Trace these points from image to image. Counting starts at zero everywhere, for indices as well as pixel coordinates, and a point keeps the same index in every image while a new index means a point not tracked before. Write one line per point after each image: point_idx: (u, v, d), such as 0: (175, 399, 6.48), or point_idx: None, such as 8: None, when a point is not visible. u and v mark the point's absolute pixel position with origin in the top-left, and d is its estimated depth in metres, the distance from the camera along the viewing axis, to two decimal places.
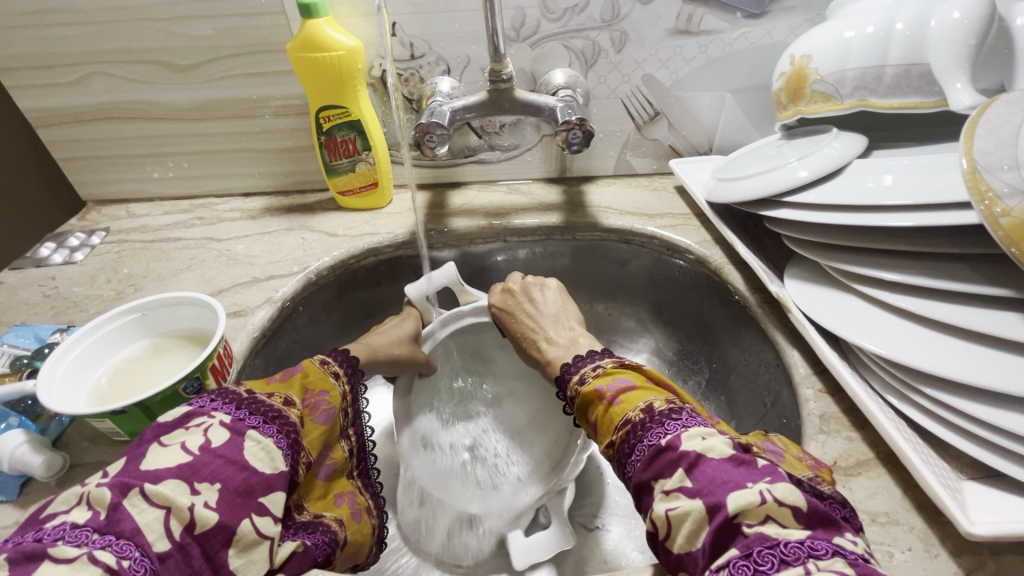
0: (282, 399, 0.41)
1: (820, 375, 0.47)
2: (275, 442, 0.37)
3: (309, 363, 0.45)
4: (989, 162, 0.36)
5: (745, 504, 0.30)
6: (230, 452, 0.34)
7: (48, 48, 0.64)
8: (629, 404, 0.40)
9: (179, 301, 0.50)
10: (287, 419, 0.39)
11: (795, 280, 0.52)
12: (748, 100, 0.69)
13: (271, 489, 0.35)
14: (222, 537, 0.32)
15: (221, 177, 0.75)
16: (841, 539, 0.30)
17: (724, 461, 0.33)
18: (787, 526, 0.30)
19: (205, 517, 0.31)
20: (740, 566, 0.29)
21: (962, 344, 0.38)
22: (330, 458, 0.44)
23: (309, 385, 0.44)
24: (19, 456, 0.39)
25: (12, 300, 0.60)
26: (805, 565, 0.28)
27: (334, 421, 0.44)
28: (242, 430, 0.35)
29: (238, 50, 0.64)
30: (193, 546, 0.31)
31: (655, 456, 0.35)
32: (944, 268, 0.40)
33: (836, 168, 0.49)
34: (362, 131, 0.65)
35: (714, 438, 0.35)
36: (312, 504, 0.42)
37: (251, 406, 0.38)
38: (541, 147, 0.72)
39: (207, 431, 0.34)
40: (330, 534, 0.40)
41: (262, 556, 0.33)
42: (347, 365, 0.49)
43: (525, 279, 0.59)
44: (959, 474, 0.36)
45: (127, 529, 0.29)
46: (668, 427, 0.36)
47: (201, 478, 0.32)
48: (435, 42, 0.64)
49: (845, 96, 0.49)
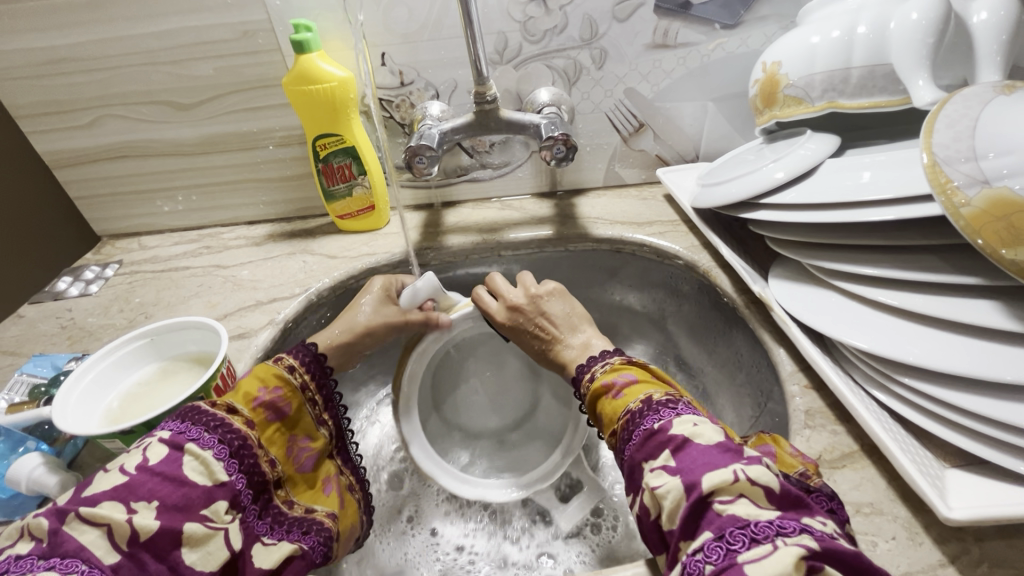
0: (227, 407, 0.43)
1: (806, 371, 0.47)
2: (215, 453, 0.39)
3: (257, 365, 0.47)
4: (948, 154, 0.37)
5: (719, 481, 0.31)
6: (170, 468, 0.37)
7: (61, 95, 0.68)
8: (631, 396, 0.41)
9: (184, 326, 0.53)
10: (231, 427, 0.41)
11: (779, 280, 0.53)
12: (730, 107, 0.71)
13: (210, 501, 0.38)
14: (169, 538, 0.35)
15: (227, 208, 0.79)
16: (811, 520, 0.30)
17: (711, 445, 0.34)
18: (760, 506, 0.30)
19: (146, 525, 0.34)
20: (714, 547, 0.29)
21: (940, 334, 0.39)
22: (310, 449, 0.49)
23: (264, 383, 0.46)
24: (35, 477, 0.42)
25: (31, 332, 0.63)
26: (774, 541, 0.28)
27: (290, 415, 0.47)
28: (182, 443, 0.38)
29: (237, 86, 0.68)
30: (142, 554, 0.34)
31: (647, 438, 0.36)
32: (916, 260, 0.41)
33: (810, 168, 0.50)
34: (357, 156, 0.68)
35: (705, 425, 0.35)
36: (300, 496, 0.47)
37: (195, 416, 0.41)
38: (531, 163, 0.74)
39: (145, 450, 0.38)
40: (324, 532, 0.44)
41: (218, 546, 0.37)
42: (314, 366, 0.50)
43: (527, 289, 0.54)
44: (943, 462, 0.37)
45: (70, 548, 0.32)
46: (662, 413, 0.37)
47: (138, 497, 0.35)
48: (423, 69, 0.67)
49: (816, 99, 0.51)
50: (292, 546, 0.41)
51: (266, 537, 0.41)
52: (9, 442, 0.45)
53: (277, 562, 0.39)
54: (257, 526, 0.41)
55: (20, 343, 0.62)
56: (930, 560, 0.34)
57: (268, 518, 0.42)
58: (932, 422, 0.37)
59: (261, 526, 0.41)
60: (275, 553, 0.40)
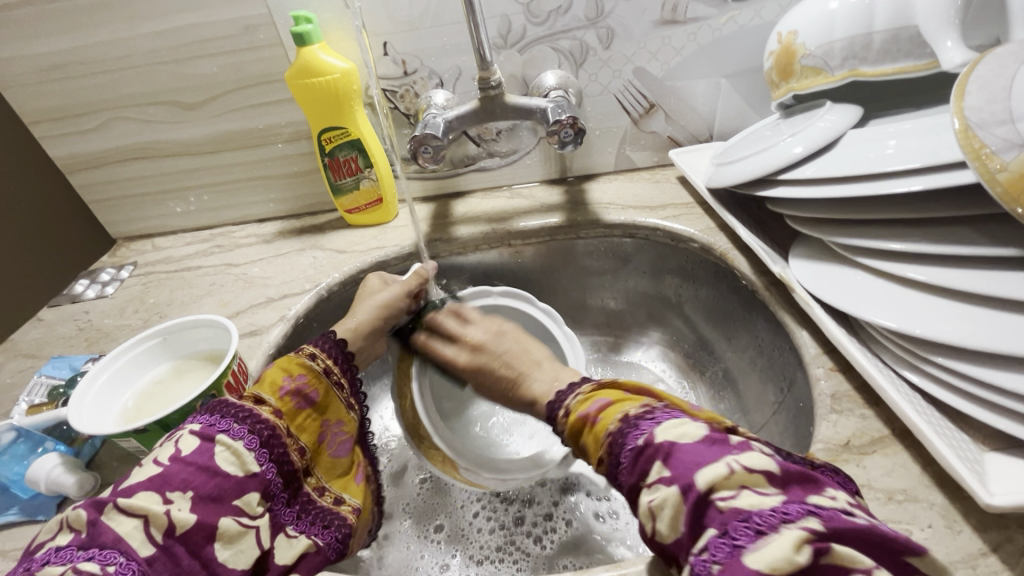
0: (253, 399, 0.43)
1: (831, 354, 0.45)
2: (245, 444, 0.39)
3: (280, 356, 0.48)
4: (981, 118, 0.34)
5: (714, 476, 0.30)
6: (201, 458, 0.37)
7: (70, 100, 0.68)
8: (609, 417, 0.38)
9: (195, 324, 0.53)
10: (260, 418, 0.41)
11: (799, 259, 0.51)
12: (744, 83, 0.68)
13: (243, 492, 0.38)
14: (203, 533, 0.35)
15: (236, 206, 0.79)
16: (818, 498, 0.30)
17: (699, 442, 0.33)
18: (763, 494, 0.30)
19: (182, 518, 0.34)
20: (719, 545, 0.28)
21: (973, 310, 0.36)
22: (343, 436, 0.49)
23: (289, 371, 0.46)
24: (54, 477, 0.42)
25: (50, 335, 0.64)
26: (777, 529, 0.27)
27: (319, 400, 0.47)
28: (212, 435, 0.38)
29: (241, 83, 0.67)
30: (177, 547, 0.34)
31: (636, 456, 0.34)
32: (948, 232, 0.38)
33: (831, 140, 0.48)
34: (363, 149, 0.67)
35: (687, 426, 0.34)
36: (332, 483, 0.47)
37: (223, 408, 0.40)
38: (539, 150, 0.73)
39: (178, 441, 0.38)
40: (345, 528, 0.44)
41: (250, 546, 0.37)
42: (336, 351, 0.51)
43: (488, 328, 0.56)
44: (981, 446, 0.35)
45: (108, 539, 0.32)
46: (642, 428, 0.35)
47: (173, 487, 0.35)
48: (426, 57, 0.66)
49: (836, 68, 0.48)
50: (308, 541, 0.41)
51: (291, 527, 0.41)
52: (29, 443, 0.46)
53: (296, 555, 0.39)
54: (283, 515, 0.41)
55: (40, 346, 0.63)
56: (971, 549, 0.32)
57: (296, 506, 0.42)
58: (967, 403, 0.35)
59: (288, 515, 0.41)
60: (294, 547, 0.40)
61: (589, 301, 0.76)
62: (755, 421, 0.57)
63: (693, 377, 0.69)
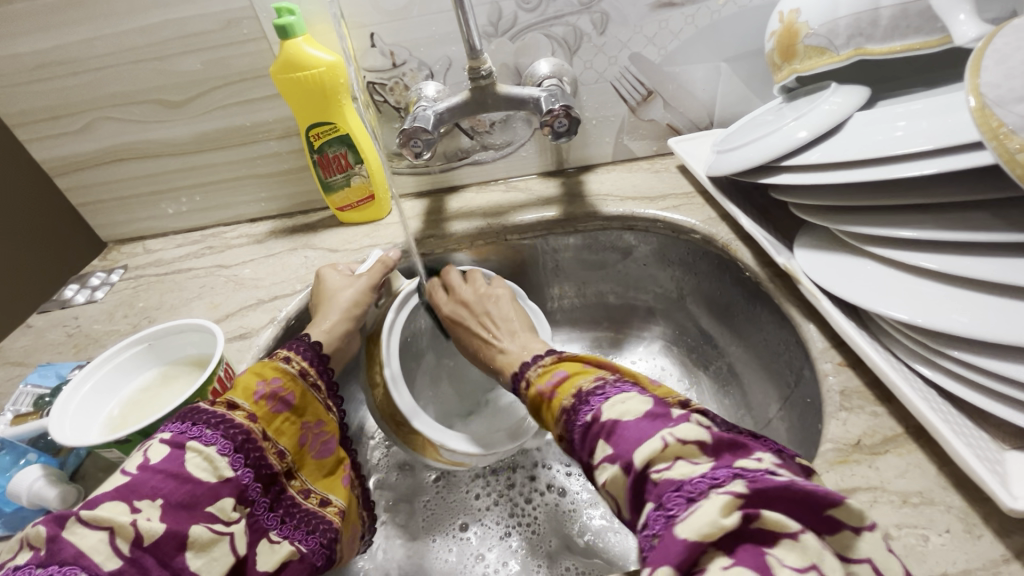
0: (227, 404, 0.41)
1: (840, 349, 0.43)
2: (218, 450, 0.38)
3: (255, 361, 0.46)
4: (999, 95, 0.32)
5: (649, 452, 0.31)
6: (172, 465, 0.36)
7: (54, 101, 0.67)
8: (565, 393, 0.40)
9: (181, 329, 0.51)
10: (234, 423, 0.40)
11: (804, 249, 0.49)
12: (745, 67, 0.66)
13: (217, 498, 0.37)
14: (175, 542, 0.33)
15: (227, 206, 0.77)
16: (745, 462, 0.30)
17: (641, 418, 0.33)
18: (696, 463, 0.30)
19: (151, 528, 0.33)
20: (657, 518, 0.28)
21: (991, 300, 0.34)
22: (326, 437, 0.48)
23: (262, 375, 0.44)
24: (36, 490, 0.41)
25: (39, 342, 0.63)
26: (706, 494, 0.27)
27: (297, 402, 0.46)
28: (183, 442, 0.37)
29: (226, 80, 0.66)
30: (145, 558, 0.32)
31: (584, 432, 0.35)
32: (963, 218, 0.36)
33: (837, 123, 0.46)
34: (353, 145, 0.65)
35: (632, 401, 0.34)
36: (316, 484, 0.46)
37: (192, 415, 0.39)
38: (534, 142, 0.71)
39: (147, 450, 0.36)
40: (330, 532, 0.43)
41: (225, 552, 0.36)
42: (311, 354, 0.49)
43: (477, 289, 0.59)
44: (1000, 444, 0.33)
45: (68, 555, 0.30)
46: (591, 403, 0.36)
47: (142, 496, 0.33)
48: (415, 48, 0.64)
49: (841, 47, 0.46)
50: (291, 549, 0.40)
51: (273, 533, 0.40)
52: (12, 455, 0.44)
53: (277, 563, 0.39)
54: (266, 520, 0.40)
55: (29, 353, 0.62)
56: (992, 555, 0.30)
57: (280, 509, 0.41)
58: (984, 398, 0.34)
59: (271, 520, 0.40)
60: (277, 554, 0.39)
61: (588, 295, 0.74)
62: (760, 417, 0.55)
63: (698, 373, 0.67)
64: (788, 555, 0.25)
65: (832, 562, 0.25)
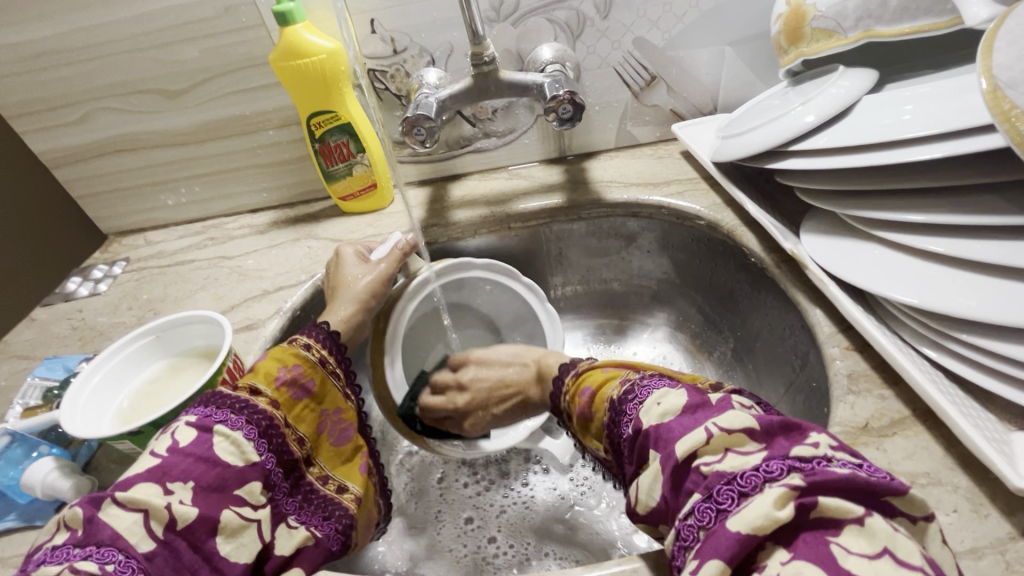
0: (249, 390, 0.42)
1: (846, 333, 0.44)
2: (245, 434, 0.38)
3: (274, 346, 0.46)
4: (1011, 77, 0.32)
5: (695, 443, 0.30)
6: (200, 450, 0.36)
7: (50, 91, 0.66)
8: (603, 406, 0.39)
9: (188, 321, 0.51)
10: (257, 408, 0.40)
11: (811, 235, 0.49)
12: (748, 51, 0.65)
13: (244, 482, 0.37)
14: (207, 527, 0.34)
15: (228, 197, 0.77)
16: (802, 450, 0.29)
17: (682, 413, 0.32)
18: (747, 453, 0.29)
19: (184, 512, 0.33)
20: (705, 510, 0.28)
21: (999, 283, 0.34)
22: (346, 424, 0.48)
23: (282, 362, 0.44)
24: (50, 481, 0.41)
25: (44, 334, 0.63)
26: (762, 490, 0.27)
27: (316, 390, 0.46)
28: (210, 427, 0.37)
29: (225, 68, 0.65)
30: (179, 541, 0.33)
31: (631, 444, 0.35)
32: (973, 201, 0.36)
33: (844, 108, 0.45)
34: (355, 133, 0.64)
35: (668, 400, 0.34)
36: (335, 470, 0.47)
37: (218, 400, 0.39)
38: (537, 129, 0.70)
39: (175, 434, 0.36)
40: (345, 519, 0.43)
41: (252, 538, 0.36)
42: (329, 342, 0.49)
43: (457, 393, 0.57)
44: (1007, 425, 0.34)
45: (105, 536, 0.31)
46: (628, 415, 0.36)
47: (173, 478, 0.34)
48: (416, 34, 0.63)
49: (848, 30, 0.46)
50: (307, 534, 0.40)
51: (292, 517, 0.40)
52: (24, 447, 0.44)
53: (294, 547, 0.38)
54: (285, 505, 0.40)
55: (35, 346, 0.62)
56: (999, 534, 0.31)
57: (298, 495, 0.42)
58: (990, 380, 0.34)
59: (289, 505, 0.40)
60: (293, 537, 0.39)
61: (592, 284, 0.74)
62: (765, 402, 0.56)
63: (701, 359, 0.67)
64: (854, 544, 0.25)
65: (906, 544, 0.25)
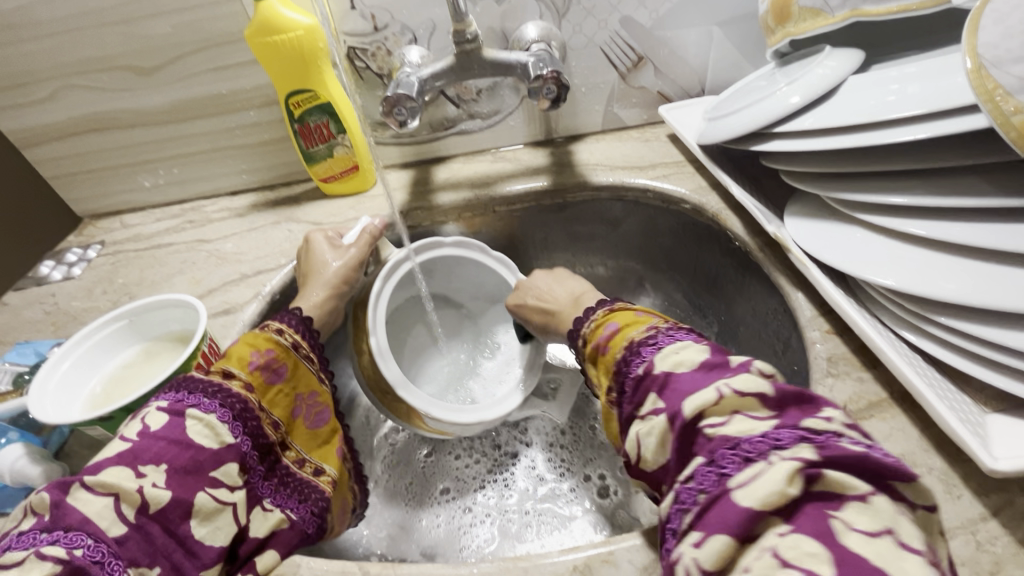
0: (221, 373, 0.41)
1: (828, 316, 0.44)
2: (220, 416, 0.38)
3: (246, 332, 0.45)
4: (996, 56, 0.31)
5: (703, 404, 0.31)
6: (172, 433, 0.35)
7: (16, 67, 0.63)
8: (617, 346, 0.40)
9: (161, 304, 0.50)
10: (230, 391, 0.39)
11: (795, 218, 0.48)
12: (737, 32, 0.64)
13: (221, 463, 0.37)
14: (180, 510, 0.34)
15: (206, 179, 0.75)
16: (813, 421, 0.29)
17: (696, 370, 0.33)
18: (755, 418, 0.30)
19: (156, 495, 0.33)
20: (707, 474, 0.29)
21: (980, 265, 0.34)
22: (320, 407, 0.48)
23: (255, 346, 0.43)
24: (18, 468, 0.40)
25: (17, 320, 0.62)
26: (769, 457, 0.27)
27: (290, 374, 0.45)
28: (183, 410, 0.37)
29: (200, 45, 0.63)
30: (151, 526, 0.33)
31: (637, 384, 0.36)
32: (955, 183, 0.36)
33: (831, 88, 0.45)
34: (334, 113, 0.63)
35: (686, 351, 0.35)
36: (311, 453, 0.46)
37: (186, 385, 0.38)
38: (522, 110, 0.69)
39: (146, 418, 0.36)
40: (322, 502, 0.43)
41: (228, 521, 0.36)
42: (301, 327, 0.48)
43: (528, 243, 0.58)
44: (982, 407, 0.34)
45: (74, 521, 0.30)
46: (644, 355, 0.37)
47: (144, 461, 0.34)
48: (397, 11, 0.61)
49: (836, 8, 0.45)
50: (280, 517, 0.40)
51: (268, 500, 0.40)
52: None
53: (269, 530, 0.39)
54: (261, 488, 0.40)
55: (7, 331, 0.60)
56: (970, 513, 0.31)
57: (275, 478, 0.41)
58: (968, 362, 0.34)
59: (265, 488, 0.40)
60: (269, 520, 0.39)
61: (578, 268, 0.73)
62: None
63: None
64: (859, 520, 0.25)
65: (910, 528, 0.25)
